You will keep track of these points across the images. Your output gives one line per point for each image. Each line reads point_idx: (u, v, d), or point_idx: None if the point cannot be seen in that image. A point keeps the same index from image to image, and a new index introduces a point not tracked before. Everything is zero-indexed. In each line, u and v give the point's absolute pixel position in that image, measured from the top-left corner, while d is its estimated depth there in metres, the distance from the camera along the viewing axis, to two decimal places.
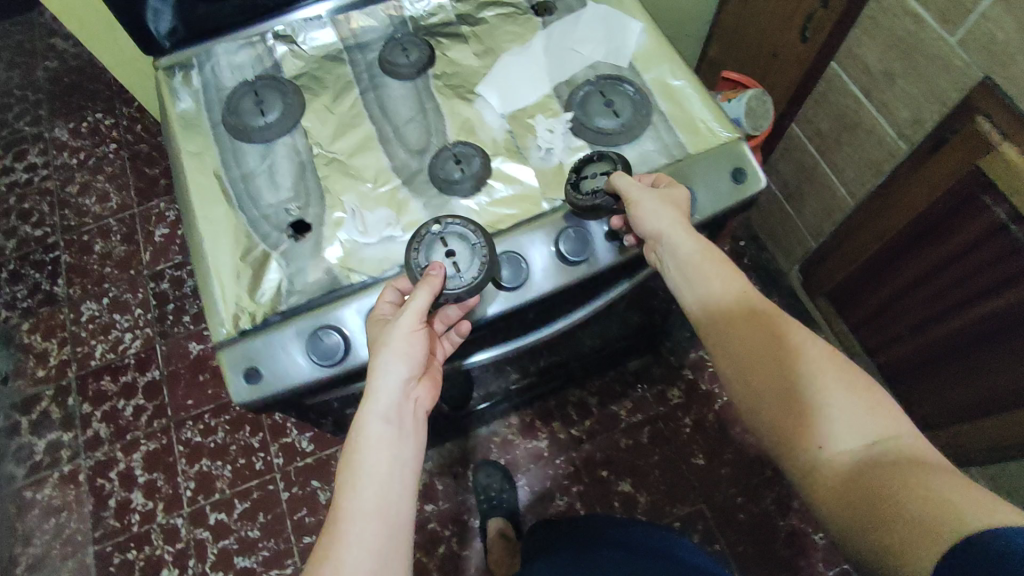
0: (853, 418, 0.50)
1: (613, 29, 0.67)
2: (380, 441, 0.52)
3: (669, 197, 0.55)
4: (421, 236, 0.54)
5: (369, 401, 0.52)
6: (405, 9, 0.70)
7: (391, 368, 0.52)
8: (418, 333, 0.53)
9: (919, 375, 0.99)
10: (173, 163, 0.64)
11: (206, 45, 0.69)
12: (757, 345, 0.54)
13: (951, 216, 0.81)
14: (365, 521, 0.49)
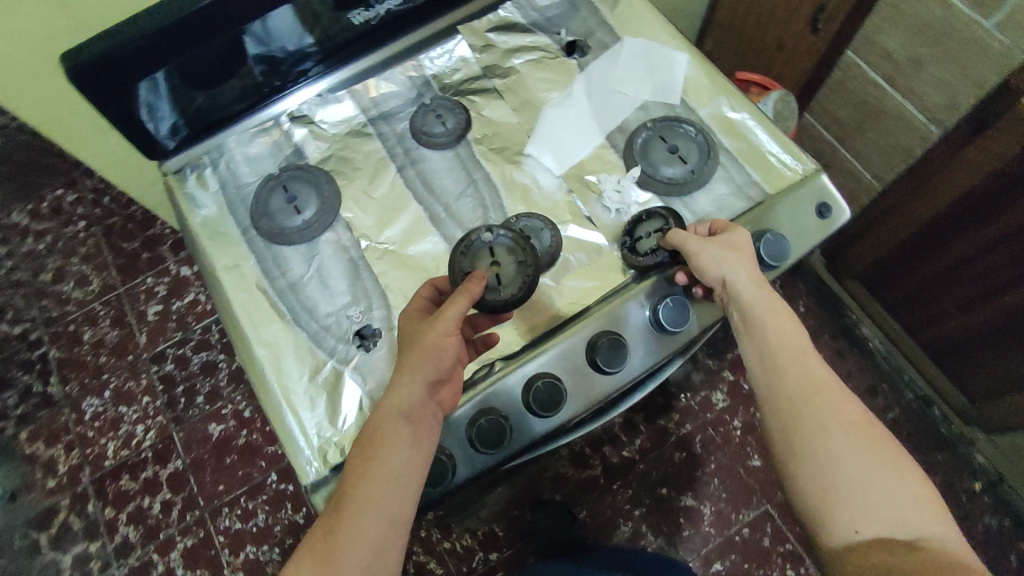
0: (895, 504, 0.44)
1: (656, 63, 0.62)
2: (397, 435, 0.46)
3: (731, 244, 0.51)
4: (469, 242, 0.53)
5: (391, 395, 0.47)
6: (426, 68, 0.65)
7: (421, 366, 0.47)
8: (451, 341, 0.48)
9: (971, 349, 1.00)
10: (207, 279, 0.58)
11: (216, 138, 0.62)
12: (809, 400, 0.48)
13: (1001, 196, 0.80)
14: (371, 512, 0.44)
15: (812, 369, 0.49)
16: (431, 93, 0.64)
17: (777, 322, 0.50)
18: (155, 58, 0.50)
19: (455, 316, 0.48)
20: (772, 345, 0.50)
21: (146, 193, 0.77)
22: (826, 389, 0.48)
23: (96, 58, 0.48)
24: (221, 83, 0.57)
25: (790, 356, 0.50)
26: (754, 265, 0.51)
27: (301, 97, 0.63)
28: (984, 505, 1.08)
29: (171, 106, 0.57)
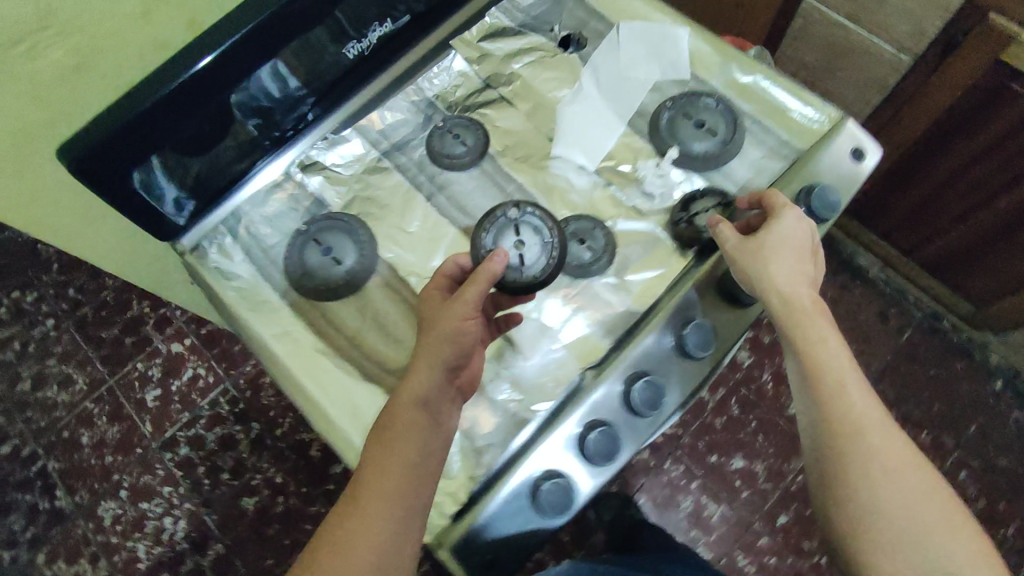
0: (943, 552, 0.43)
1: (658, 42, 0.62)
2: (415, 421, 0.46)
3: (773, 238, 0.49)
4: (495, 218, 0.53)
5: (411, 381, 0.47)
6: (426, 90, 0.63)
7: (446, 346, 0.47)
8: (469, 324, 0.48)
9: (968, 260, 1.03)
10: (260, 354, 0.55)
11: (229, 205, 0.59)
12: (860, 434, 0.46)
13: (980, 110, 0.83)
14: (393, 498, 0.44)
15: (861, 404, 0.47)
16: (439, 114, 0.63)
17: (826, 351, 0.48)
18: (155, 131, 0.46)
19: (476, 293, 0.48)
20: (820, 377, 0.48)
21: (140, 271, 0.70)
22: (874, 427, 0.46)
23: (94, 146, 0.43)
24: (217, 145, 0.53)
25: (839, 390, 0.47)
26: (799, 256, 0.50)
27: (307, 141, 0.60)
28: (1008, 402, 1.13)
29: (174, 183, 0.53)
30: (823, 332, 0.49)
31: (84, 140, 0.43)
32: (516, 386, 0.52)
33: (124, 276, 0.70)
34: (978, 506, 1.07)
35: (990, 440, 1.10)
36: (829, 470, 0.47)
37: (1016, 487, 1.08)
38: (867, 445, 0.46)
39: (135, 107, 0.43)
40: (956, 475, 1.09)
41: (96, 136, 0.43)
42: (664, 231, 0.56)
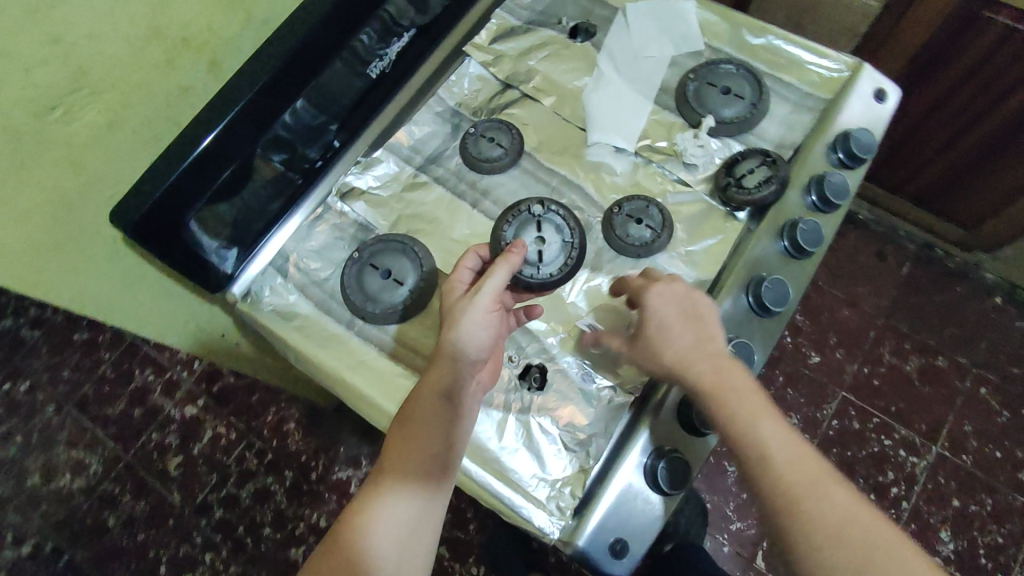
0: None
1: (666, 18, 0.63)
2: (417, 446, 0.47)
3: (653, 334, 0.48)
4: (518, 211, 0.54)
5: (431, 376, 0.48)
6: (448, 100, 0.63)
7: (464, 345, 0.48)
8: (492, 317, 0.49)
9: (955, 185, 1.08)
10: (340, 386, 0.54)
11: (274, 244, 0.58)
12: (799, 491, 0.43)
13: (953, 40, 0.87)
14: (372, 520, 0.47)
15: (794, 465, 0.44)
16: (466, 121, 0.62)
17: (747, 416, 0.45)
18: (204, 182, 0.49)
19: (495, 287, 0.49)
20: (746, 447, 0.45)
21: (180, 328, 0.67)
22: (812, 489, 0.43)
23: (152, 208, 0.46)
24: (243, 187, 0.53)
25: (767, 457, 0.44)
26: (686, 323, 0.48)
27: (343, 168, 0.60)
28: (1010, 314, 1.18)
29: (206, 229, 0.52)
30: (742, 395, 0.46)
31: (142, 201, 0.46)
32: (604, 370, 0.52)
33: (162, 340, 0.67)
34: (1002, 417, 1.12)
35: (999, 352, 1.16)
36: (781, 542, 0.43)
37: None
38: (808, 514, 0.42)
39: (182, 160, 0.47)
40: (976, 391, 1.14)
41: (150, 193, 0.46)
42: (713, 195, 0.57)
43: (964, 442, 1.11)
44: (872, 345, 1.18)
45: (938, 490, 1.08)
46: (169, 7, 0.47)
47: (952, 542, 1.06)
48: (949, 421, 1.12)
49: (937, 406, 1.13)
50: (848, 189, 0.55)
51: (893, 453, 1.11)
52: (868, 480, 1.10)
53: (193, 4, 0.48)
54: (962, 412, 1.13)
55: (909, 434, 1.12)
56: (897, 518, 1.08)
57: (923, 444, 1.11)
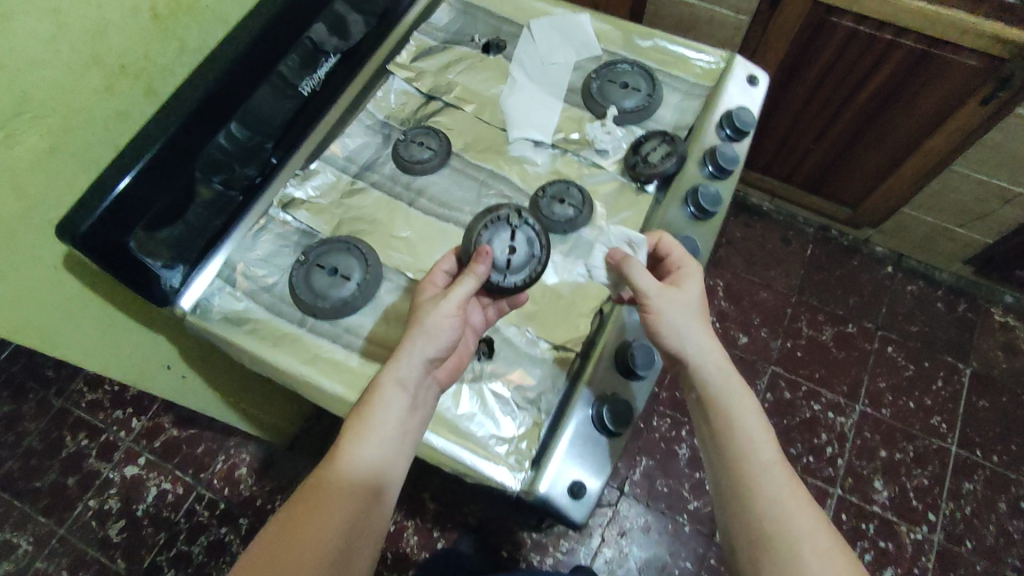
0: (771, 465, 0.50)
1: (566, 30, 0.71)
2: (365, 449, 0.48)
3: (695, 306, 0.54)
4: (498, 216, 0.55)
5: (390, 364, 0.50)
6: (377, 113, 0.67)
7: (422, 341, 0.51)
8: (457, 322, 0.52)
9: (836, 170, 1.23)
10: (298, 383, 0.55)
11: (220, 256, 0.59)
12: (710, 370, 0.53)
13: (811, 42, 1.01)
14: (303, 531, 0.45)
15: (784, 476, 0.49)
16: (396, 130, 0.67)
17: (734, 410, 0.51)
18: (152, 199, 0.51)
19: (461, 292, 0.52)
20: (744, 446, 0.50)
21: (123, 357, 0.65)
22: (796, 498, 0.48)
23: (102, 221, 0.48)
24: (186, 211, 0.55)
25: (760, 461, 0.49)
26: (707, 319, 0.55)
27: (282, 182, 0.63)
28: (901, 279, 1.33)
29: (149, 252, 0.53)
30: (741, 405, 0.52)
31: (89, 214, 0.48)
32: (545, 333, 0.56)
33: (105, 373, 0.64)
34: (909, 370, 1.24)
35: (898, 314, 1.30)
36: (755, 541, 0.47)
37: (930, 345, 1.27)
38: (791, 519, 0.47)
39: (128, 171, 0.49)
40: (884, 350, 1.26)
41: (98, 205, 0.48)
42: (625, 174, 0.64)
43: (881, 397, 1.22)
44: (790, 321, 1.29)
45: (866, 444, 1.18)
46: (107, 36, 0.50)
47: (885, 489, 1.15)
48: (865, 380, 1.23)
49: (854, 368, 1.24)
50: (738, 158, 0.63)
51: (823, 416, 1.21)
52: (805, 444, 1.18)
53: (130, 33, 0.52)
54: (875, 370, 1.24)
55: (834, 396, 1.22)
56: (835, 476, 1.16)
57: (847, 404, 1.21)
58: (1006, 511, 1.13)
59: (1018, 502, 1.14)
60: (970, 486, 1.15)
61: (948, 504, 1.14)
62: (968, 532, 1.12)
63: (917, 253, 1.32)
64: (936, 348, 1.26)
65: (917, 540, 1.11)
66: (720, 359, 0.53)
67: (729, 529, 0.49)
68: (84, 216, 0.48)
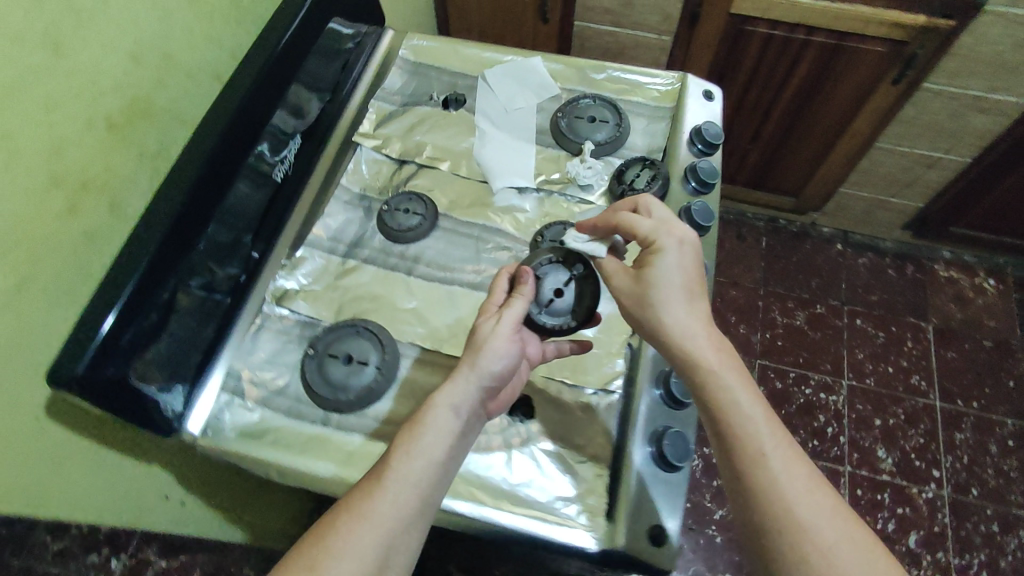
0: (781, 451, 0.46)
1: (521, 75, 0.72)
2: (408, 469, 0.45)
3: (660, 291, 0.50)
4: (572, 257, 0.56)
5: (446, 387, 0.48)
6: (352, 187, 0.65)
7: (481, 362, 0.49)
8: (515, 344, 0.51)
9: (774, 164, 1.29)
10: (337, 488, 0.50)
11: (221, 366, 0.56)
12: (703, 351, 0.49)
13: (733, 50, 1.07)
14: (323, 556, 0.41)
15: (790, 470, 0.45)
16: (376, 201, 0.65)
17: (732, 391, 0.48)
18: (143, 318, 0.47)
19: (518, 312, 0.51)
20: (743, 441, 0.46)
21: (117, 499, 0.58)
22: (804, 494, 0.44)
23: (98, 357, 0.43)
24: (169, 322, 0.51)
25: (761, 456, 0.45)
26: (687, 296, 0.50)
27: (271, 275, 0.60)
28: (850, 254, 1.41)
29: (146, 377, 0.49)
30: (738, 395, 0.48)
31: (80, 355, 0.42)
32: (581, 379, 0.55)
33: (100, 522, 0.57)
34: (880, 337, 1.31)
35: (857, 287, 1.37)
36: (760, 543, 0.44)
37: (892, 310, 1.34)
38: (800, 522, 0.43)
39: (117, 299, 0.45)
40: (854, 323, 1.32)
41: (88, 342, 0.43)
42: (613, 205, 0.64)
43: (863, 367, 1.27)
44: (763, 313, 1.33)
45: (861, 416, 1.22)
46: (66, 156, 0.46)
47: (889, 456, 1.19)
48: (845, 355, 1.29)
49: (832, 346, 1.29)
50: (716, 170, 0.65)
51: (816, 398, 1.24)
52: (807, 429, 1.21)
53: (87, 149, 0.48)
54: (851, 343, 1.30)
55: (821, 376, 1.26)
56: (842, 454, 1.19)
57: (835, 381, 1.26)
58: (998, 452, 1.19)
59: (1006, 440, 1.20)
60: (962, 436, 1.20)
61: (947, 457, 1.18)
62: (972, 480, 1.16)
63: (859, 228, 1.41)
64: (898, 312, 1.34)
65: (930, 498, 1.15)
66: (707, 346, 0.49)
67: (739, 529, 0.46)
68: (74, 358, 0.42)
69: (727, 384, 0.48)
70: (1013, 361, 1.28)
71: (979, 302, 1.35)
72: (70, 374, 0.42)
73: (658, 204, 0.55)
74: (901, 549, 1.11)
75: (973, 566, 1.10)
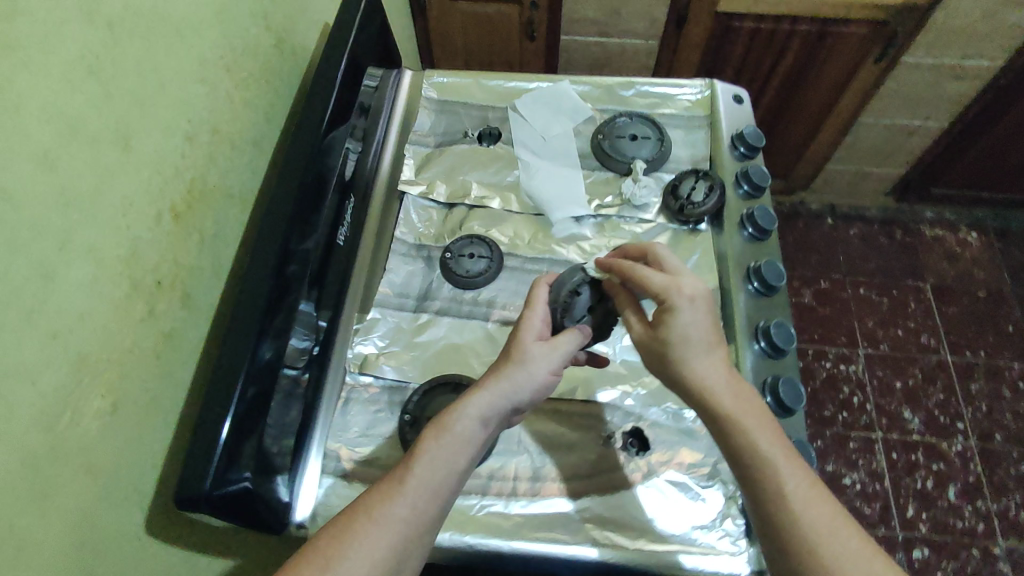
0: (798, 482, 0.42)
1: (552, 100, 0.71)
2: (431, 475, 0.43)
3: (674, 340, 0.47)
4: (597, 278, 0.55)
5: (478, 398, 0.46)
6: (408, 239, 0.64)
7: (514, 383, 0.47)
8: (545, 375, 0.49)
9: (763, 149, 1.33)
10: (477, 555, 0.49)
11: (318, 450, 0.53)
12: (708, 382, 0.46)
13: (720, 47, 1.08)
14: (336, 555, 0.39)
15: (814, 510, 0.41)
16: (435, 249, 0.63)
17: (743, 422, 0.44)
18: (256, 417, 0.47)
19: (570, 351, 0.51)
20: (764, 480, 0.43)
21: None
22: (829, 537, 0.40)
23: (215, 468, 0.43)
24: (268, 412, 0.49)
25: (783, 496, 0.42)
26: (703, 347, 0.47)
27: (346, 342, 0.58)
28: (841, 226, 1.46)
29: (253, 470, 0.47)
30: (756, 435, 0.44)
31: (205, 468, 0.42)
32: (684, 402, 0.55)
33: None
34: (884, 302, 1.36)
35: (853, 257, 1.42)
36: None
37: (890, 275, 1.39)
38: (827, 567, 0.39)
39: (229, 406, 0.44)
40: (859, 293, 1.37)
41: (209, 453, 0.43)
42: (672, 221, 0.64)
43: (875, 335, 1.31)
44: None
45: (882, 382, 1.26)
46: (141, 257, 0.43)
47: (915, 416, 1.23)
48: (856, 324, 1.33)
49: (842, 319, 1.34)
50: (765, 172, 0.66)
51: (838, 370, 1.28)
52: (835, 402, 1.25)
53: (159, 245, 0.45)
54: (860, 313, 1.34)
55: (838, 349, 1.30)
56: (871, 421, 1.23)
57: (851, 351, 1.30)
58: (1013, 395, 1.25)
59: (1016, 383, 1.26)
60: (976, 386, 1.26)
61: (968, 408, 1.24)
62: (994, 426, 1.22)
63: (846, 200, 1.46)
64: (896, 276, 1.39)
65: (960, 450, 1.20)
66: (724, 388, 0.45)
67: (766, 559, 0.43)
68: (200, 473, 0.42)
69: (735, 414, 0.45)
70: (1006, 308, 1.34)
71: (966, 256, 1.41)
72: (198, 491, 0.42)
73: (669, 256, 0.52)
74: (944, 504, 1.15)
75: (1012, 509, 1.14)
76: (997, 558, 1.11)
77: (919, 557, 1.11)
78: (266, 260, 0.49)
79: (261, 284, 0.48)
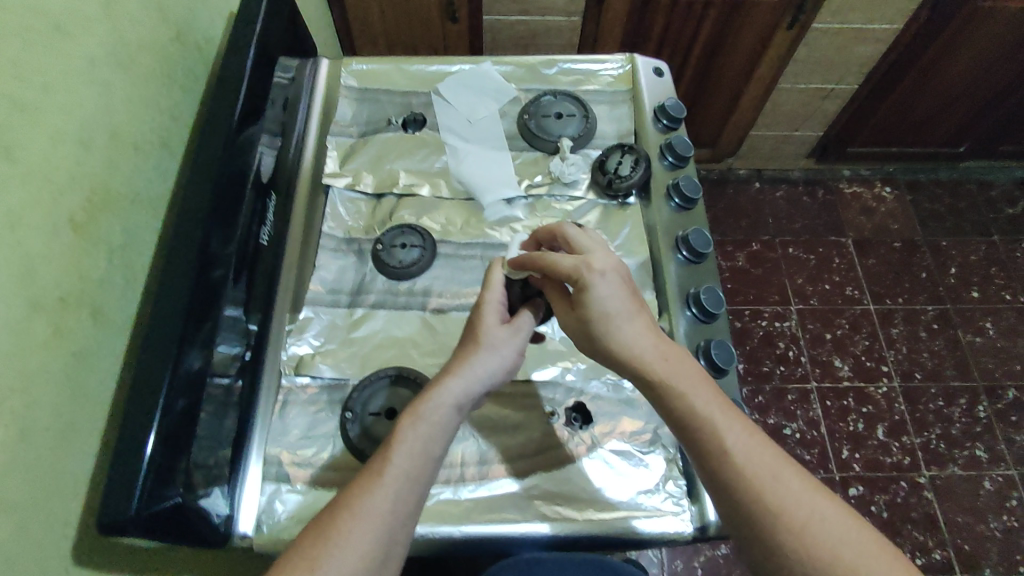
0: (739, 435, 0.45)
1: (475, 83, 0.70)
2: (410, 463, 0.44)
3: (594, 318, 0.48)
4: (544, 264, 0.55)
5: (448, 385, 0.47)
6: (336, 232, 0.62)
7: (486, 368, 0.49)
8: (513, 355, 0.50)
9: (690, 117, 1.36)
10: (428, 543, 0.50)
11: (257, 459, 0.52)
12: (645, 345, 0.48)
13: (641, 18, 1.09)
14: (337, 536, 0.40)
15: (752, 456, 0.44)
16: (365, 241, 0.62)
17: (682, 380, 0.47)
18: (187, 431, 0.45)
19: (530, 330, 0.52)
20: (707, 436, 0.45)
21: None
22: (773, 479, 0.43)
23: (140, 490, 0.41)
24: (198, 426, 0.47)
25: (726, 447, 0.44)
26: (627, 315, 0.49)
27: (279, 345, 0.56)
28: (767, 189, 1.52)
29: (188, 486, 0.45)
30: (693, 394, 0.46)
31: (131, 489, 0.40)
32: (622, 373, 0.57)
33: None
34: (811, 259, 1.43)
35: (780, 219, 1.48)
36: (740, 530, 0.42)
37: (815, 233, 1.46)
38: (770, 507, 0.41)
39: (153, 424, 0.42)
40: (788, 253, 1.43)
41: (135, 474, 0.41)
42: (602, 196, 0.65)
43: (805, 291, 1.38)
44: None
45: (813, 334, 1.34)
46: (41, 273, 0.40)
47: (844, 364, 1.31)
48: (787, 282, 1.40)
49: (772, 278, 1.40)
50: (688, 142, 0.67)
51: (773, 328, 1.34)
52: (772, 358, 1.31)
53: (60, 259, 0.42)
54: (790, 272, 1.41)
55: (771, 307, 1.37)
56: (805, 372, 1.30)
57: (785, 308, 1.36)
58: (928, 336, 1.34)
59: (931, 324, 1.36)
60: (897, 330, 1.35)
61: (891, 352, 1.32)
62: (914, 365, 1.31)
63: (770, 164, 1.52)
64: (821, 233, 1.46)
65: (885, 391, 1.28)
66: (653, 354, 0.48)
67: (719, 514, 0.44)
68: (128, 495, 0.40)
69: (672, 378, 0.47)
70: (919, 256, 1.44)
71: (881, 210, 1.50)
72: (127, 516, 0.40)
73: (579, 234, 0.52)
74: (873, 443, 1.23)
75: (932, 440, 1.24)
76: (923, 487, 1.20)
77: (854, 494, 1.19)
78: (184, 269, 0.46)
79: (179, 295, 0.46)
